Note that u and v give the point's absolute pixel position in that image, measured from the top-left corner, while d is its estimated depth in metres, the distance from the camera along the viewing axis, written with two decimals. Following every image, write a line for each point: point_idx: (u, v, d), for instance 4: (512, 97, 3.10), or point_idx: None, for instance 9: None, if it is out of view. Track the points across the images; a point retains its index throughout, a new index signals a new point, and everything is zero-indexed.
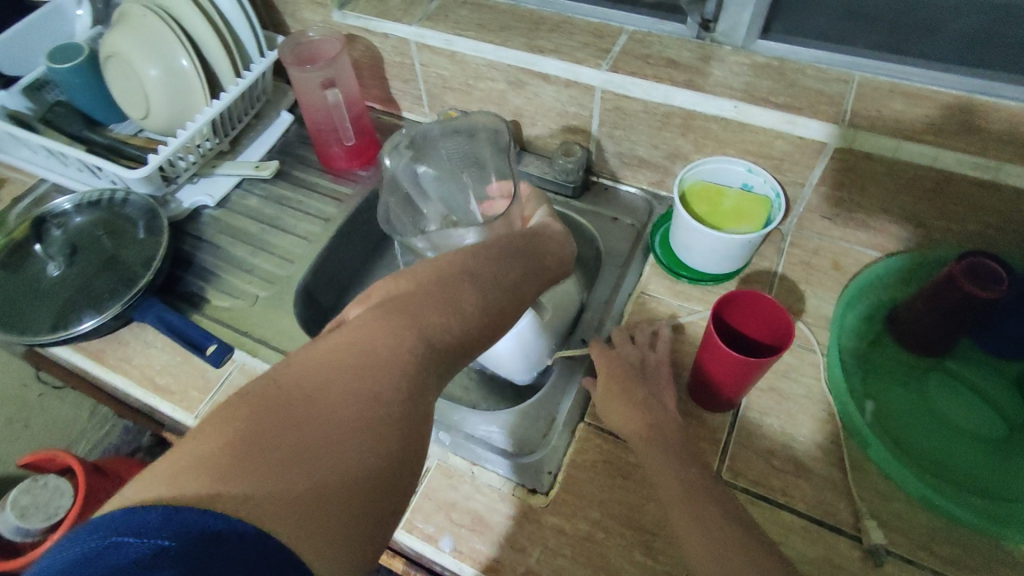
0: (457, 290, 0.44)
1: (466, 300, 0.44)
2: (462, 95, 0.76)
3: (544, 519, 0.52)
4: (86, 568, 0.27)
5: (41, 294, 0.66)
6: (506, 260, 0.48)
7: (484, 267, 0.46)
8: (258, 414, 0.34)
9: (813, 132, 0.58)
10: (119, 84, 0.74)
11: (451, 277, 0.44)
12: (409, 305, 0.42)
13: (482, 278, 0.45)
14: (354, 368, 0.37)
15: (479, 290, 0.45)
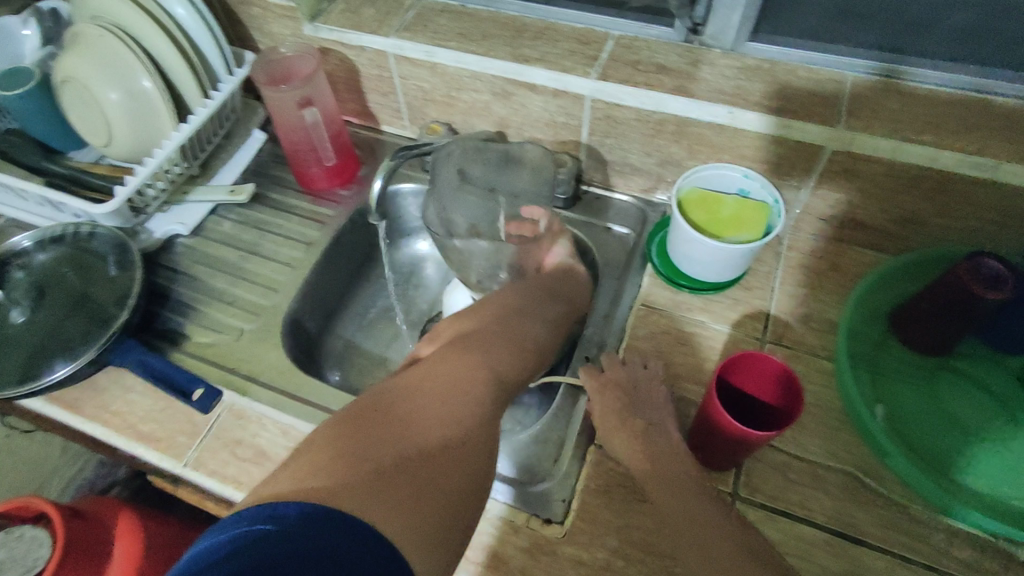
0: (513, 333, 0.54)
1: (518, 342, 0.53)
2: (445, 107, 0.73)
3: (561, 550, 0.50)
4: (232, 552, 0.31)
5: (8, 343, 0.61)
6: (545, 306, 0.58)
7: (530, 313, 0.57)
8: (364, 426, 0.40)
9: (809, 135, 0.57)
10: (75, 110, 0.69)
11: (505, 321, 0.54)
12: (478, 345, 0.51)
13: (530, 324, 0.56)
14: (437, 393, 0.44)
15: (527, 333, 0.54)
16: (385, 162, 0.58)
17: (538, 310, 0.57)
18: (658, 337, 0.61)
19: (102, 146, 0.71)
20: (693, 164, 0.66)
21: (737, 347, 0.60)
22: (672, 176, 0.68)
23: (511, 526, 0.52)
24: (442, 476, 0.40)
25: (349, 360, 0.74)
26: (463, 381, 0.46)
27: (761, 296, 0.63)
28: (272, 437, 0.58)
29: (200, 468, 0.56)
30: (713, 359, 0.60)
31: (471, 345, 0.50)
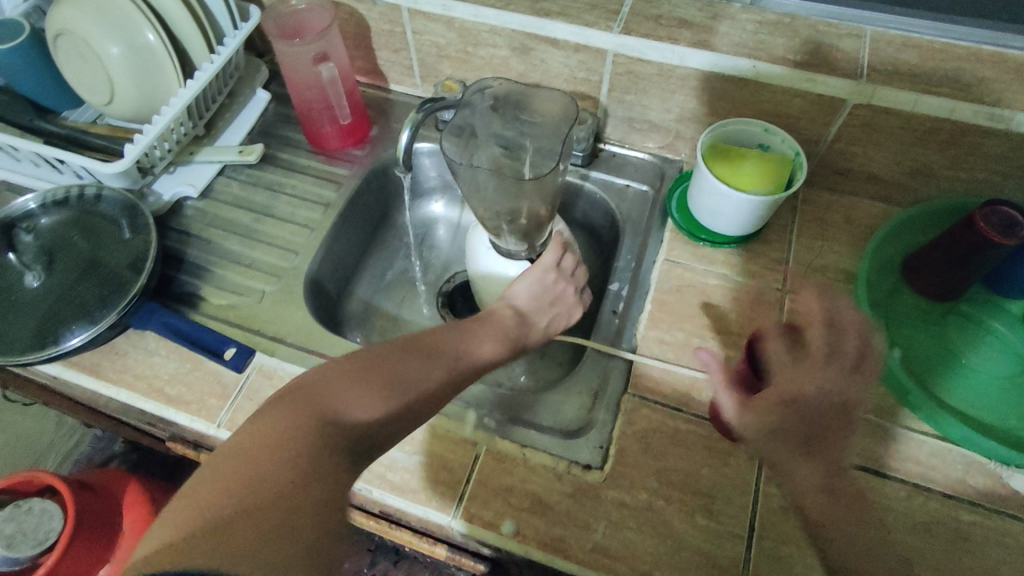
0: (393, 378, 0.43)
1: (398, 386, 0.43)
2: (460, 63, 0.71)
3: (604, 494, 0.52)
4: None
5: (21, 307, 0.59)
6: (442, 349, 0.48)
7: (422, 357, 0.46)
8: (219, 497, 0.34)
9: (833, 89, 0.58)
10: (71, 65, 0.66)
11: (401, 362, 0.45)
12: (341, 386, 0.41)
13: (422, 371, 0.45)
14: (298, 455, 0.37)
15: (414, 374, 0.44)
16: (413, 117, 0.54)
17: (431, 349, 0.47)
18: (683, 290, 0.63)
19: (101, 105, 0.68)
20: (714, 120, 0.66)
21: (760, 297, 0.62)
22: (690, 132, 0.69)
23: (553, 473, 0.53)
24: (251, 560, 0.33)
25: (370, 321, 0.74)
26: (302, 439, 0.38)
27: (780, 248, 0.65)
28: None
29: (235, 428, 0.56)
30: (738, 310, 0.61)
31: (332, 386, 0.41)
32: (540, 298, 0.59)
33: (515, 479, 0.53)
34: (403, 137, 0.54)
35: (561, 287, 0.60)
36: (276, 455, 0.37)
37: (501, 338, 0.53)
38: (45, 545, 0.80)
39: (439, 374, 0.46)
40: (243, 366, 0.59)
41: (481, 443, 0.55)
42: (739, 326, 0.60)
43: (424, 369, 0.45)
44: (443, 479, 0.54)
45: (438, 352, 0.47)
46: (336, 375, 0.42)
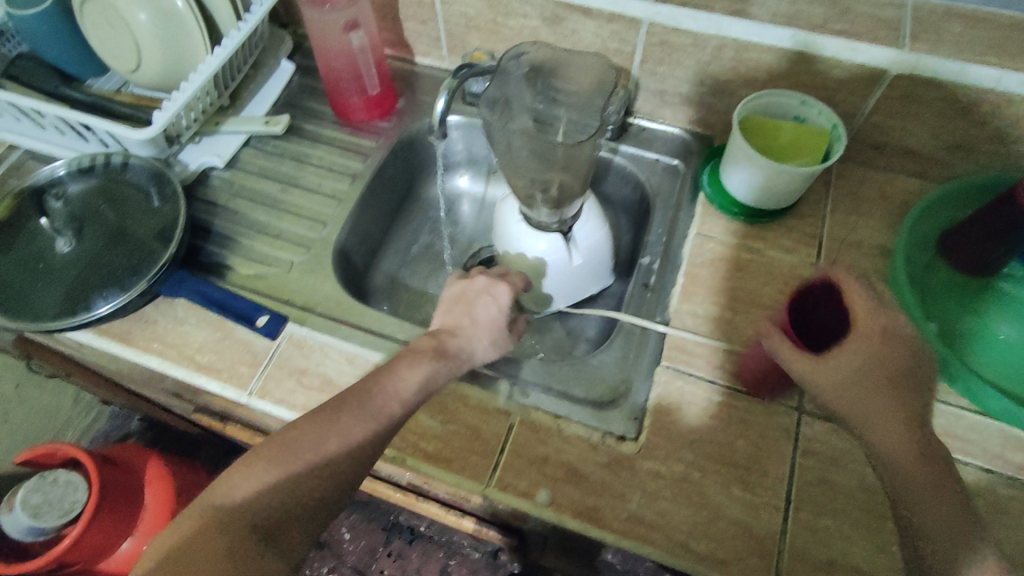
0: (284, 457, 0.41)
1: (293, 463, 0.41)
2: (489, 34, 0.70)
3: (639, 464, 0.52)
4: None
5: (51, 273, 0.59)
6: (351, 404, 0.43)
7: (321, 423, 0.43)
8: None
9: (875, 59, 0.57)
10: (98, 32, 0.65)
11: (307, 434, 0.42)
12: (237, 473, 0.41)
13: (321, 440, 0.42)
14: (200, 554, 0.39)
15: (314, 447, 0.42)
16: (450, 80, 0.54)
17: (340, 408, 0.43)
18: (715, 263, 0.62)
19: (127, 73, 0.67)
20: (748, 93, 0.65)
21: (794, 272, 0.61)
22: (722, 105, 0.68)
23: (588, 444, 0.53)
24: None
25: (395, 295, 0.74)
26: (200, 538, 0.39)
27: (813, 223, 0.64)
28: (336, 365, 0.57)
29: (267, 396, 0.56)
30: (771, 284, 0.61)
31: (233, 473, 0.41)
32: (468, 314, 0.51)
33: (549, 449, 0.53)
34: (438, 103, 0.53)
35: (493, 302, 0.52)
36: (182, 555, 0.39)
37: (434, 358, 0.47)
38: (71, 515, 0.81)
39: (343, 436, 0.42)
40: (276, 332, 0.59)
41: (514, 413, 0.55)
42: (773, 300, 0.60)
43: (324, 438, 0.42)
44: (476, 448, 0.53)
45: (344, 412, 0.43)
46: (242, 458, 0.42)
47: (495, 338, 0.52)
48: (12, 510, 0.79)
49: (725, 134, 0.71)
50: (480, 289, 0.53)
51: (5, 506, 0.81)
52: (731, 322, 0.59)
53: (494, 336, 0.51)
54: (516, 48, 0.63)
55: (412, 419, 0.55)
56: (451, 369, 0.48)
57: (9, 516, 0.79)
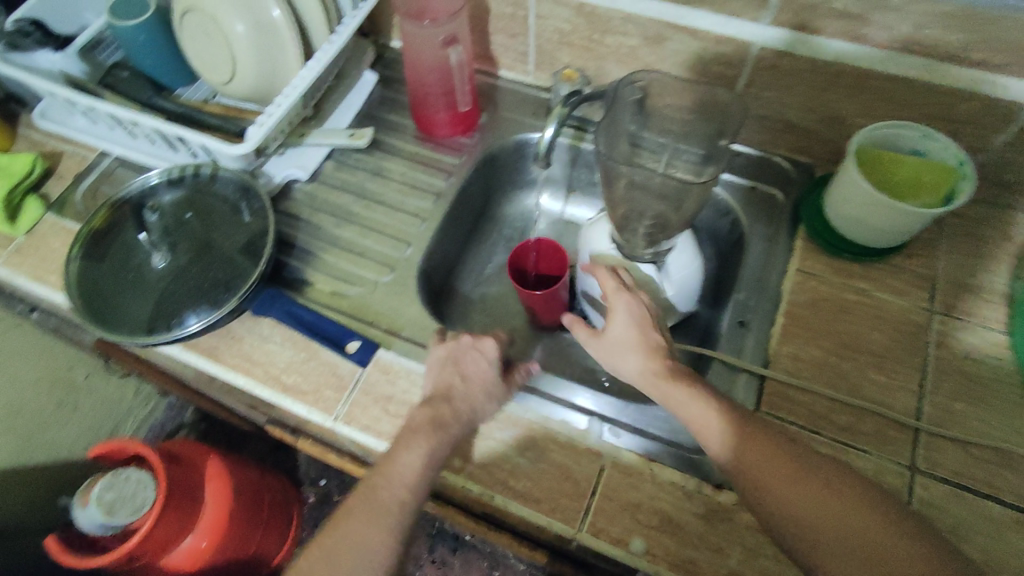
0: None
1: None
2: (582, 51, 0.68)
3: (738, 517, 0.49)
4: None
5: (143, 287, 0.59)
6: (351, 529, 0.45)
7: (325, 556, 0.44)
8: None
9: (1016, 92, 0.52)
10: (195, 43, 0.65)
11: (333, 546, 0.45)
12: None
13: (326, 572, 0.44)
14: None
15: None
16: (561, 110, 0.55)
17: (341, 529, 0.45)
18: (819, 302, 0.59)
19: (220, 84, 0.67)
20: (860, 122, 0.61)
21: (905, 316, 0.57)
22: (828, 134, 0.64)
23: (682, 492, 0.51)
24: None
25: (472, 316, 0.72)
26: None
27: (925, 264, 0.60)
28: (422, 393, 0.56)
29: (352, 422, 0.55)
30: (879, 328, 0.57)
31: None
32: (458, 376, 0.53)
33: (642, 495, 0.51)
34: (547, 131, 0.54)
35: (482, 361, 0.54)
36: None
37: (432, 432, 0.49)
38: (140, 513, 0.82)
39: (350, 556, 0.44)
40: (366, 361, 0.57)
41: (605, 455, 0.53)
42: (881, 347, 0.56)
43: (331, 571, 0.44)
44: (566, 489, 0.52)
45: (341, 539, 0.45)
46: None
47: (492, 392, 0.53)
48: (86, 505, 0.81)
49: (825, 163, 0.67)
50: (464, 351, 0.54)
51: (80, 499, 0.83)
52: (836, 367, 0.55)
53: (488, 388, 0.53)
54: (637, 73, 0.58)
55: (499, 454, 0.53)
56: (454, 432, 0.50)
57: (84, 510, 0.81)
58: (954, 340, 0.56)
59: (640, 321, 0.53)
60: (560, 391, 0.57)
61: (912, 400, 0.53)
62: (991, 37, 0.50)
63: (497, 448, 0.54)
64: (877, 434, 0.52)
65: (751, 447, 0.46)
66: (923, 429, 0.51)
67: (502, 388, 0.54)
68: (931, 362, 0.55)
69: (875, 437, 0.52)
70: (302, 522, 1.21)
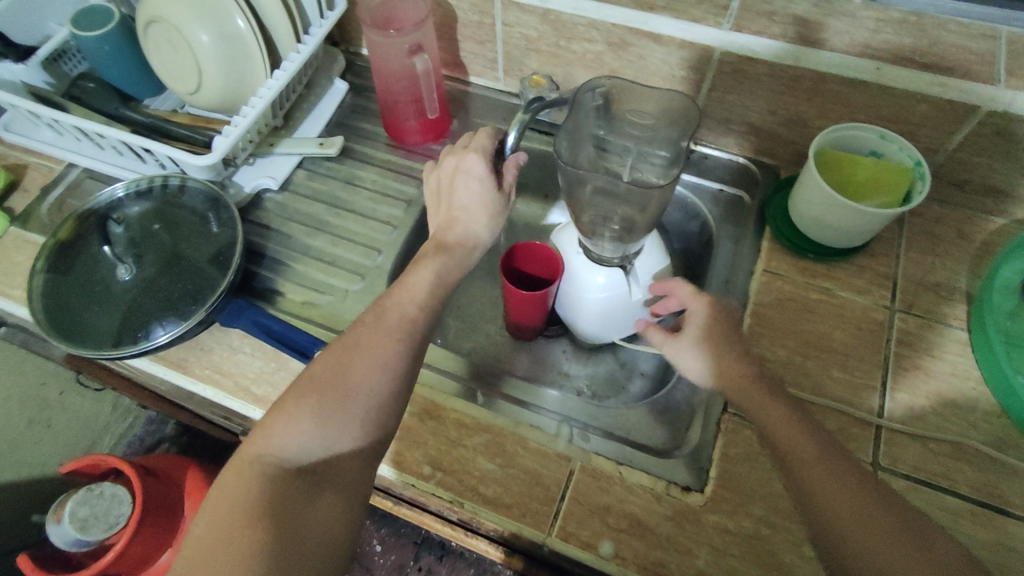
0: (313, 396, 0.45)
1: (323, 400, 0.45)
2: (549, 57, 0.69)
3: (705, 518, 0.50)
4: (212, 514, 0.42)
5: (109, 300, 0.59)
6: (365, 336, 0.48)
7: (342, 358, 0.47)
8: (227, 535, 0.40)
9: (966, 95, 0.53)
10: (160, 55, 0.65)
11: (341, 356, 0.47)
12: (269, 425, 0.44)
13: (338, 371, 0.46)
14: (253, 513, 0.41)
15: (340, 376, 0.46)
16: (522, 116, 0.54)
17: (356, 339, 0.48)
18: (784, 302, 0.60)
19: (187, 94, 0.67)
20: (822, 124, 0.62)
21: (867, 315, 0.58)
22: (791, 136, 0.65)
23: (651, 494, 0.51)
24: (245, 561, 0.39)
25: (445, 322, 0.73)
26: (254, 499, 0.42)
27: (887, 263, 0.61)
28: None
29: None
30: (842, 327, 0.58)
31: (271, 419, 0.44)
32: (455, 202, 0.56)
33: (611, 498, 0.51)
34: (510, 137, 0.55)
35: (473, 177, 0.56)
36: (232, 510, 0.41)
37: (439, 256, 0.54)
38: (116, 528, 0.81)
39: (366, 358, 0.47)
40: None
41: (575, 458, 0.53)
42: (844, 345, 0.57)
43: (342, 372, 0.46)
44: (537, 494, 0.52)
45: (356, 344, 0.47)
46: (285, 404, 0.45)
47: (492, 210, 0.57)
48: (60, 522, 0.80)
49: (790, 165, 0.68)
50: (458, 174, 0.57)
51: (53, 516, 0.82)
52: (801, 366, 0.56)
53: (493, 201, 0.57)
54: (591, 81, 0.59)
55: (470, 460, 0.54)
56: (462, 257, 0.55)
57: (58, 527, 0.80)
58: (914, 337, 0.57)
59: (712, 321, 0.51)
60: (532, 396, 0.61)
61: (874, 397, 0.54)
62: None
63: (468, 454, 0.54)
64: (841, 432, 0.52)
65: (818, 475, 0.42)
66: (884, 425, 0.52)
67: (501, 201, 0.57)
68: (892, 360, 0.56)
69: (839, 434, 0.52)
70: None
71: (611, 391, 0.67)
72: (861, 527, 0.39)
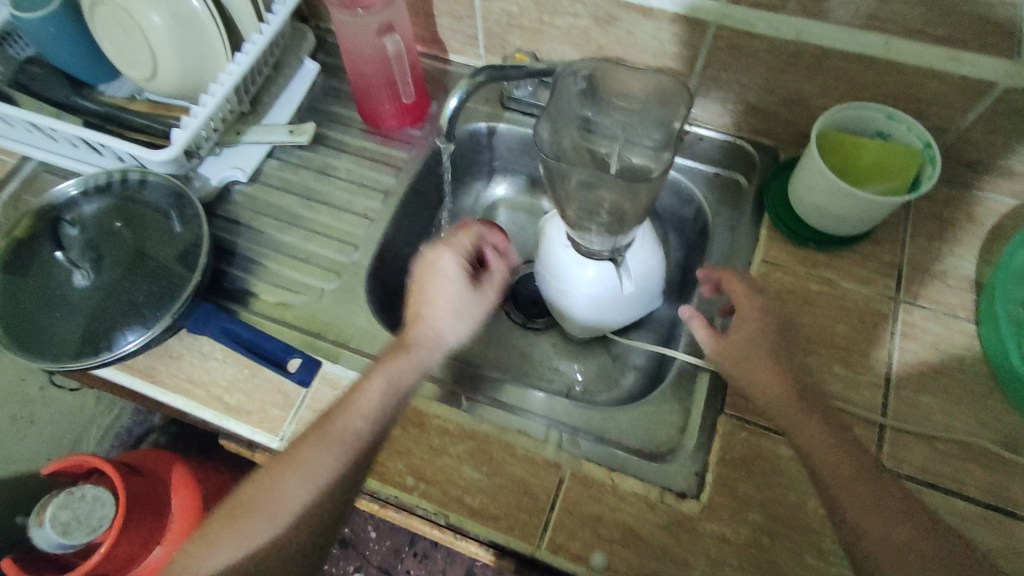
0: (238, 546, 0.44)
1: (250, 535, 0.44)
2: (532, 33, 0.64)
3: (701, 527, 0.47)
4: None
5: (66, 307, 0.55)
6: (295, 469, 0.45)
7: (278, 480, 0.45)
8: None
9: (980, 70, 0.49)
10: (109, 36, 0.60)
11: (279, 468, 0.45)
12: (197, 544, 0.44)
13: (269, 499, 0.44)
14: None
15: (272, 509, 0.44)
16: (466, 82, 0.50)
17: (286, 462, 0.45)
18: (782, 294, 0.57)
19: (143, 81, 0.62)
20: (823, 103, 0.58)
21: (870, 306, 0.55)
22: (791, 116, 0.61)
23: (645, 502, 0.49)
24: None
25: None
26: None
27: (892, 250, 0.58)
28: None
29: None
30: (844, 321, 0.55)
31: (199, 540, 0.44)
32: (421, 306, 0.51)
33: (602, 507, 0.49)
34: (450, 104, 0.50)
35: (449, 279, 0.51)
36: None
37: (396, 356, 0.48)
38: (99, 531, 0.77)
39: (297, 485, 0.45)
40: (309, 379, 0.55)
41: (564, 466, 0.51)
42: (846, 340, 0.54)
43: (273, 498, 0.44)
44: (525, 505, 0.50)
45: (295, 463, 0.45)
46: (218, 523, 0.44)
47: (463, 310, 0.51)
48: (41, 526, 0.77)
49: (790, 146, 0.65)
50: (432, 273, 0.52)
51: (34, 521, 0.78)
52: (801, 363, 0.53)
53: (460, 300, 0.51)
54: (575, 60, 0.54)
55: (455, 469, 0.51)
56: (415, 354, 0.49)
57: (39, 532, 0.77)
58: (920, 329, 0.54)
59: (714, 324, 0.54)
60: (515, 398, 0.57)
61: (877, 394, 0.51)
62: (951, 14, 0.47)
63: (452, 463, 0.51)
64: None
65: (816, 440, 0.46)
66: (888, 425, 0.50)
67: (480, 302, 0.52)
68: (896, 355, 0.53)
69: None
70: None
71: (603, 387, 0.65)
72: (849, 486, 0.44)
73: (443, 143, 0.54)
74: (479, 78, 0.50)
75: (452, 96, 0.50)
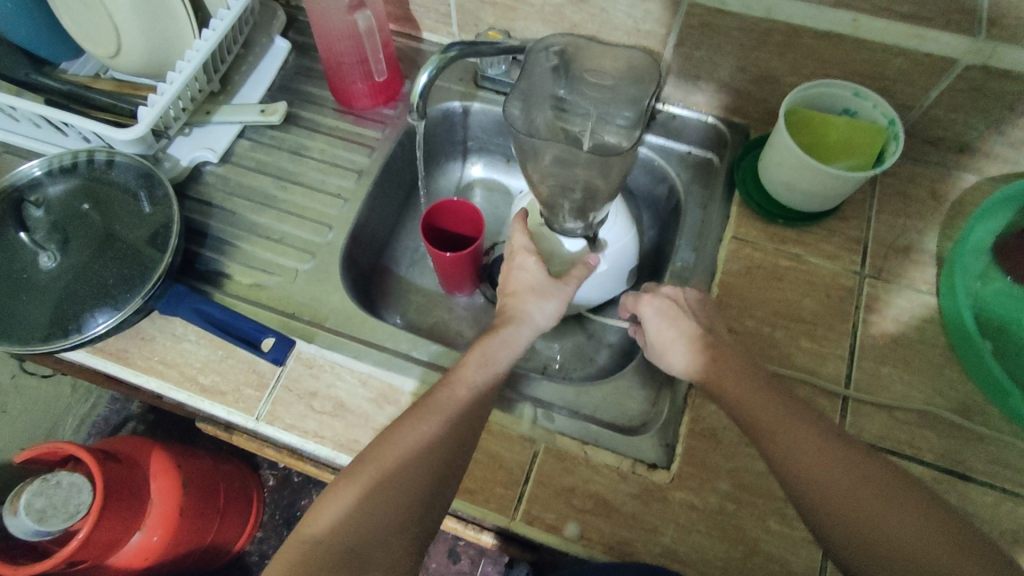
0: (369, 502, 0.42)
1: (389, 479, 0.43)
2: (506, 10, 0.64)
3: (671, 496, 0.49)
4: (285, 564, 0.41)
5: (32, 289, 0.54)
6: (425, 424, 0.45)
7: (413, 430, 0.44)
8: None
9: (943, 47, 0.50)
10: (71, 11, 0.58)
11: (412, 417, 0.45)
12: (334, 496, 0.42)
13: (402, 446, 0.44)
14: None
15: (408, 458, 0.44)
16: (436, 56, 0.49)
17: (394, 439, 0.44)
18: (751, 270, 0.58)
19: (108, 58, 0.61)
20: (793, 81, 0.59)
21: (836, 281, 0.57)
22: (762, 94, 0.62)
23: (617, 473, 0.50)
24: None
25: (405, 298, 0.70)
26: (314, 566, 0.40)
27: (857, 226, 0.59)
28: (349, 387, 0.54)
29: (276, 422, 0.53)
30: (810, 295, 0.56)
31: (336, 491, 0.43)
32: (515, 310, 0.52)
33: (576, 479, 0.50)
34: (422, 78, 0.50)
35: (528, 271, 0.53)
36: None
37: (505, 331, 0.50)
38: (77, 517, 0.74)
39: (424, 437, 0.44)
40: (282, 358, 0.55)
41: (538, 440, 0.52)
42: (812, 314, 0.55)
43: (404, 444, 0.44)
44: (500, 478, 0.50)
45: (421, 411, 0.45)
46: (351, 473, 0.43)
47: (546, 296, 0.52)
48: (15, 513, 0.74)
49: (761, 125, 0.66)
50: (513, 267, 0.54)
51: (7, 508, 0.75)
52: (766, 335, 0.55)
53: (541, 288, 0.53)
54: (549, 37, 0.54)
55: None
56: (508, 337, 0.50)
57: (12, 519, 0.74)
58: (883, 302, 0.56)
59: (669, 315, 0.51)
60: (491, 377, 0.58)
61: (841, 365, 0.53)
62: None
63: None
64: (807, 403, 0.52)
65: (792, 441, 0.44)
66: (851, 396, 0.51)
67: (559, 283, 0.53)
68: (859, 327, 0.55)
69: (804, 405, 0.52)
70: (263, 506, 1.19)
71: (578, 363, 0.66)
72: (840, 487, 0.41)
73: (416, 120, 0.53)
74: (450, 52, 0.50)
75: (423, 69, 0.49)
